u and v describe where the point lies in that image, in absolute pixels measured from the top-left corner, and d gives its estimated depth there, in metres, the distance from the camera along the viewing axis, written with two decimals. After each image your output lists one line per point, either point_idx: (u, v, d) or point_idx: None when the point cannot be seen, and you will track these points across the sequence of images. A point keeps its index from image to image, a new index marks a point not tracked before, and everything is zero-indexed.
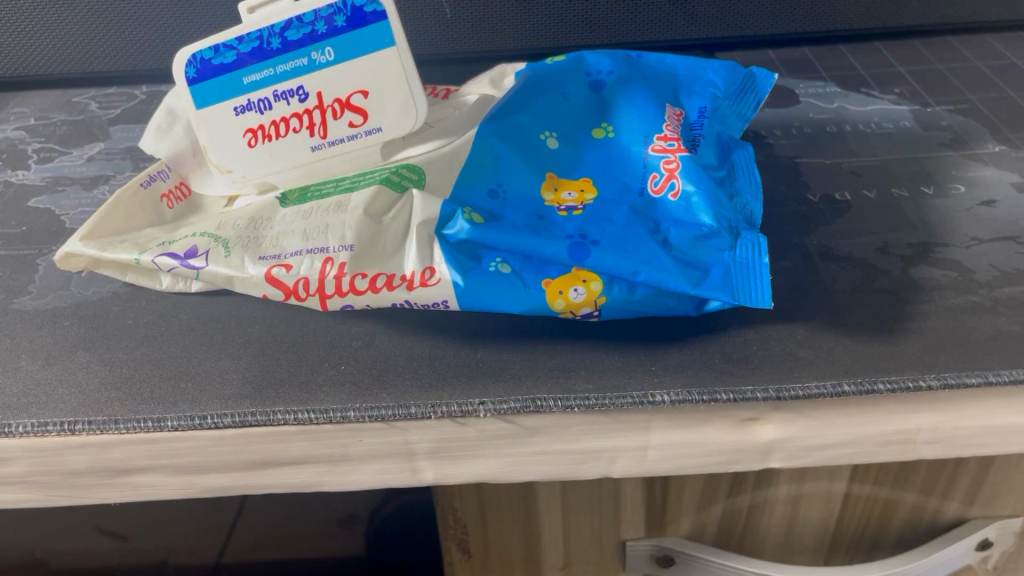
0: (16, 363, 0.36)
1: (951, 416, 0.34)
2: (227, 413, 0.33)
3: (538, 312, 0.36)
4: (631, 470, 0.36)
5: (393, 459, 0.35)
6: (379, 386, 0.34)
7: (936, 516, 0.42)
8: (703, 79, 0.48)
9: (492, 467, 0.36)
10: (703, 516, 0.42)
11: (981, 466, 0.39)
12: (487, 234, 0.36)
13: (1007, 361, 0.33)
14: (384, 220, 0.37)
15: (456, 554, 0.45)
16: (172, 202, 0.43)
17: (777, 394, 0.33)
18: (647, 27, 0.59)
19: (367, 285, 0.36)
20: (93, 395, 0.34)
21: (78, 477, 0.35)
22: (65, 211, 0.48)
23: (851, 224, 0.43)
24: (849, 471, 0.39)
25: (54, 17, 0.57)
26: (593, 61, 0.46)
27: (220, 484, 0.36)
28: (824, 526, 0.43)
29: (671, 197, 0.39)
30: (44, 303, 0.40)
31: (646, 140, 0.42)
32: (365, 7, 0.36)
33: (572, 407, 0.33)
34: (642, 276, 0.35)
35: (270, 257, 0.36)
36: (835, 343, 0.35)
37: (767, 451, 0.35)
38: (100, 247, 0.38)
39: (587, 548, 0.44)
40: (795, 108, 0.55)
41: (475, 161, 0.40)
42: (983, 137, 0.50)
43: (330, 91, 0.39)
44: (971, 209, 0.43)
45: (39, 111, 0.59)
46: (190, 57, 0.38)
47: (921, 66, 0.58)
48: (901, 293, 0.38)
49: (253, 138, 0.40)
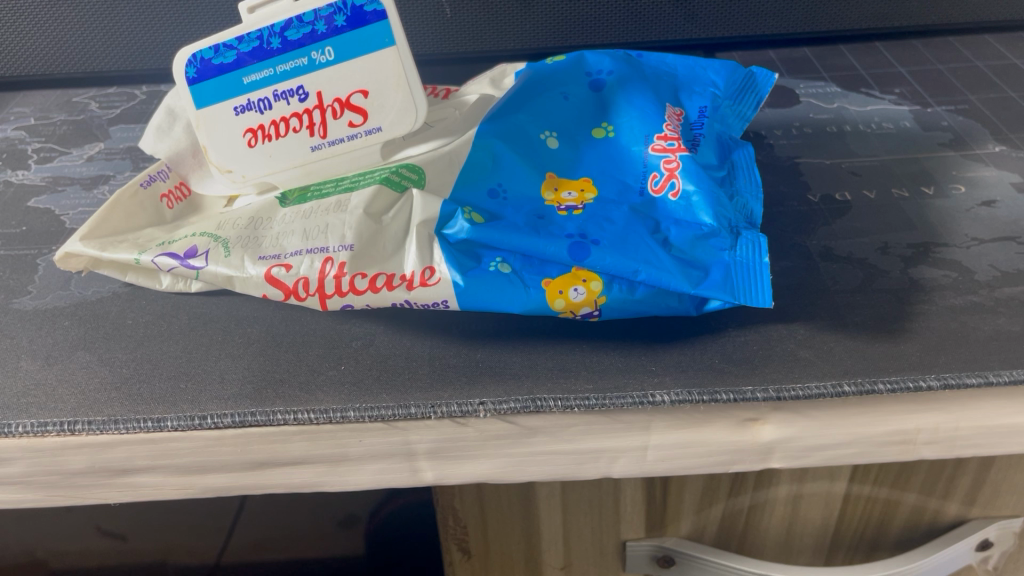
0: (15, 363, 0.36)
1: (951, 416, 0.34)
2: (227, 413, 0.33)
3: (538, 312, 0.36)
4: (632, 471, 0.36)
5: (394, 459, 0.35)
6: (380, 387, 0.34)
7: (937, 516, 0.42)
8: (703, 79, 0.48)
9: (492, 467, 0.36)
10: (703, 517, 0.42)
11: (981, 467, 0.39)
12: (487, 234, 0.36)
13: (1007, 361, 0.33)
14: (383, 219, 0.37)
15: (456, 554, 0.45)
16: (171, 202, 0.43)
17: (778, 394, 0.33)
18: (648, 26, 0.59)
19: (367, 285, 0.36)
20: (93, 395, 0.34)
21: (75, 478, 0.35)
22: (65, 211, 0.48)
23: (851, 224, 0.43)
24: (849, 472, 0.39)
25: (54, 17, 0.57)
26: (593, 61, 0.46)
27: (219, 485, 0.35)
28: (824, 526, 0.43)
29: (671, 197, 0.39)
30: (44, 303, 0.40)
31: (646, 140, 0.42)
32: (365, 7, 0.36)
33: (572, 407, 0.33)
34: (642, 276, 0.35)
35: (269, 257, 0.36)
36: (834, 343, 0.35)
37: (769, 451, 0.35)
38: (100, 247, 0.38)
39: (587, 548, 0.44)
40: (795, 108, 0.55)
41: (475, 161, 0.40)
42: (984, 137, 0.50)
43: (330, 91, 0.39)
44: (971, 209, 0.43)
45: (39, 111, 0.59)
46: (190, 57, 0.38)
47: (921, 66, 0.58)
48: (903, 293, 0.38)
49: (253, 138, 0.40)
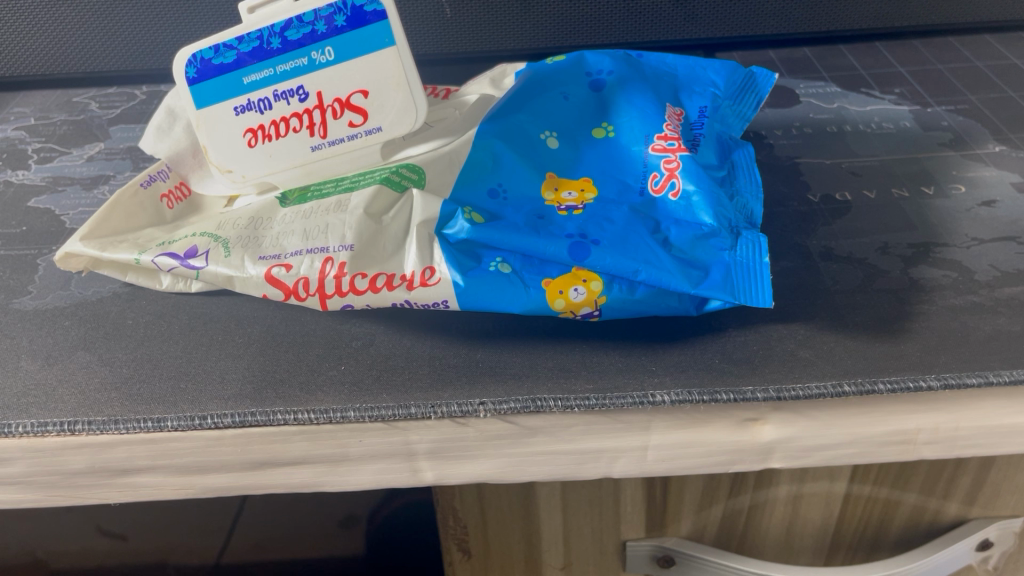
0: (15, 363, 0.36)
1: (951, 416, 0.34)
2: (227, 413, 0.33)
3: (538, 312, 0.36)
4: (632, 471, 0.36)
5: (394, 459, 0.35)
6: (380, 387, 0.34)
7: (937, 516, 0.42)
8: (703, 79, 0.48)
9: (492, 467, 0.36)
10: (703, 517, 0.42)
11: (981, 467, 0.39)
12: (487, 234, 0.36)
13: (1007, 361, 0.33)
14: (383, 219, 0.37)
15: (456, 554, 0.45)
16: (171, 202, 0.43)
17: (778, 394, 0.33)
18: (648, 26, 0.59)
19: (367, 285, 0.36)
20: (93, 395, 0.34)
21: (75, 478, 0.35)
22: (65, 211, 0.48)
23: (851, 224, 0.43)
24: (849, 472, 0.39)
25: (54, 17, 0.57)
26: (593, 61, 0.46)
27: (219, 485, 0.35)
28: (824, 526, 0.43)
29: (671, 197, 0.39)
30: (44, 303, 0.40)
31: (646, 140, 0.42)
32: (365, 7, 0.36)
33: (572, 407, 0.33)
34: (642, 276, 0.35)
35: (269, 257, 0.36)
36: (834, 343, 0.35)
37: (769, 451, 0.35)
38: (100, 247, 0.38)
39: (587, 548, 0.44)
40: (795, 108, 0.55)
41: (475, 161, 0.40)
42: (984, 137, 0.50)
43: (330, 91, 0.39)
44: (971, 209, 0.43)
45: (39, 111, 0.59)
46: (190, 57, 0.38)
47: (921, 66, 0.58)
48: (903, 293, 0.38)
49: (253, 138, 0.40)
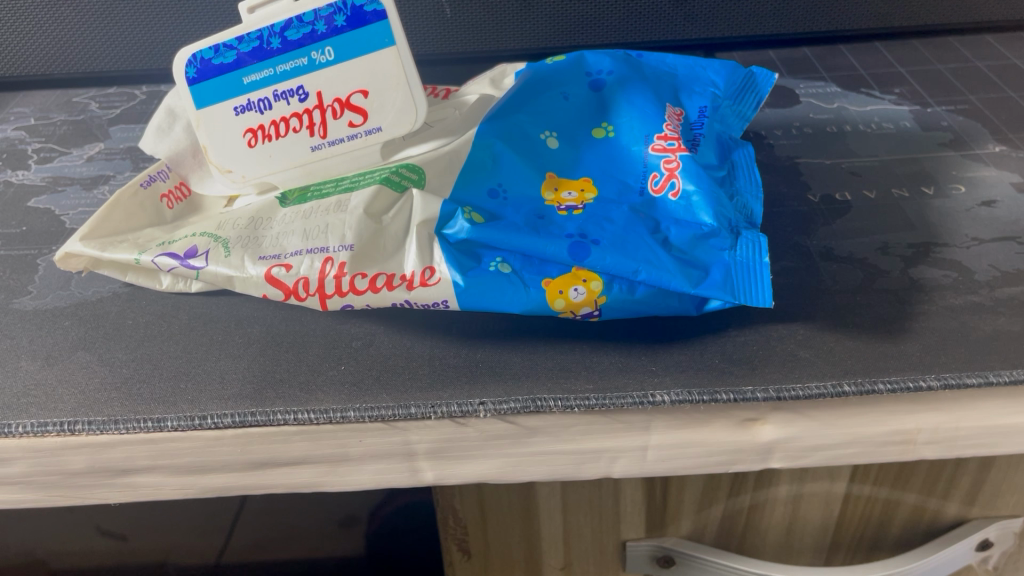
0: (15, 363, 0.36)
1: (950, 416, 0.34)
2: (227, 413, 0.33)
3: (538, 312, 0.36)
4: (632, 471, 0.36)
5: (394, 459, 0.35)
6: (380, 387, 0.34)
7: (937, 517, 0.42)
8: (703, 79, 0.48)
9: (492, 467, 0.36)
10: (703, 517, 0.42)
11: (981, 467, 0.39)
12: (486, 234, 0.36)
13: (1007, 361, 0.33)
14: (383, 219, 0.37)
15: (456, 554, 0.45)
16: (171, 202, 0.43)
17: (777, 394, 0.33)
18: (648, 26, 0.59)
19: (367, 285, 0.36)
20: (93, 395, 0.34)
21: (75, 478, 0.35)
22: (65, 211, 0.48)
23: (851, 224, 0.43)
24: (849, 472, 0.39)
25: (54, 17, 0.57)
26: (593, 61, 0.46)
27: (219, 484, 0.36)
28: (824, 526, 0.43)
29: (671, 197, 0.39)
30: (44, 303, 0.40)
31: (646, 140, 0.42)
32: (365, 7, 0.36)
33: (572, 407, 0.33)
34: (642, 276, 0.35)
35: (269, 257, 0.36)
36: (834, 343, 0.35)
37: (769, 451, 0.35)
38: (100, 247, 0.38)
39: (588, 548, 0.44)
40: (794, 108, 0.55)
41: (475, 161, 0.40)
42: (984, 137, 0.50)
43: (330, 91, 0.39)
44: (971, 209, 0.43)
45: (39, 111, 0.59)
46: (190, 57, 0.38)
47: (921, 66, 0.58)
48: (903, 293, 0.38)
49: (253, 138, 0.40)
